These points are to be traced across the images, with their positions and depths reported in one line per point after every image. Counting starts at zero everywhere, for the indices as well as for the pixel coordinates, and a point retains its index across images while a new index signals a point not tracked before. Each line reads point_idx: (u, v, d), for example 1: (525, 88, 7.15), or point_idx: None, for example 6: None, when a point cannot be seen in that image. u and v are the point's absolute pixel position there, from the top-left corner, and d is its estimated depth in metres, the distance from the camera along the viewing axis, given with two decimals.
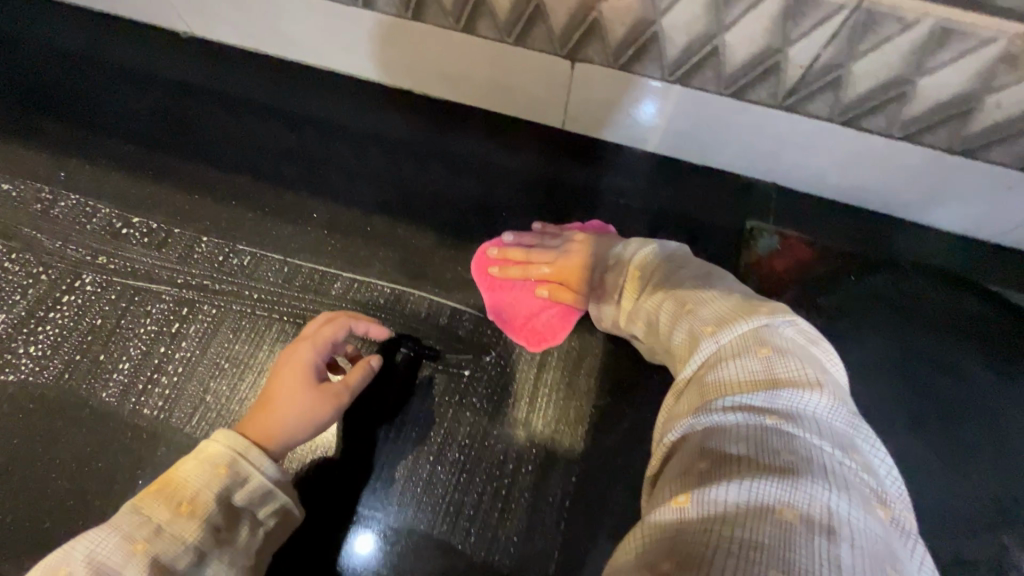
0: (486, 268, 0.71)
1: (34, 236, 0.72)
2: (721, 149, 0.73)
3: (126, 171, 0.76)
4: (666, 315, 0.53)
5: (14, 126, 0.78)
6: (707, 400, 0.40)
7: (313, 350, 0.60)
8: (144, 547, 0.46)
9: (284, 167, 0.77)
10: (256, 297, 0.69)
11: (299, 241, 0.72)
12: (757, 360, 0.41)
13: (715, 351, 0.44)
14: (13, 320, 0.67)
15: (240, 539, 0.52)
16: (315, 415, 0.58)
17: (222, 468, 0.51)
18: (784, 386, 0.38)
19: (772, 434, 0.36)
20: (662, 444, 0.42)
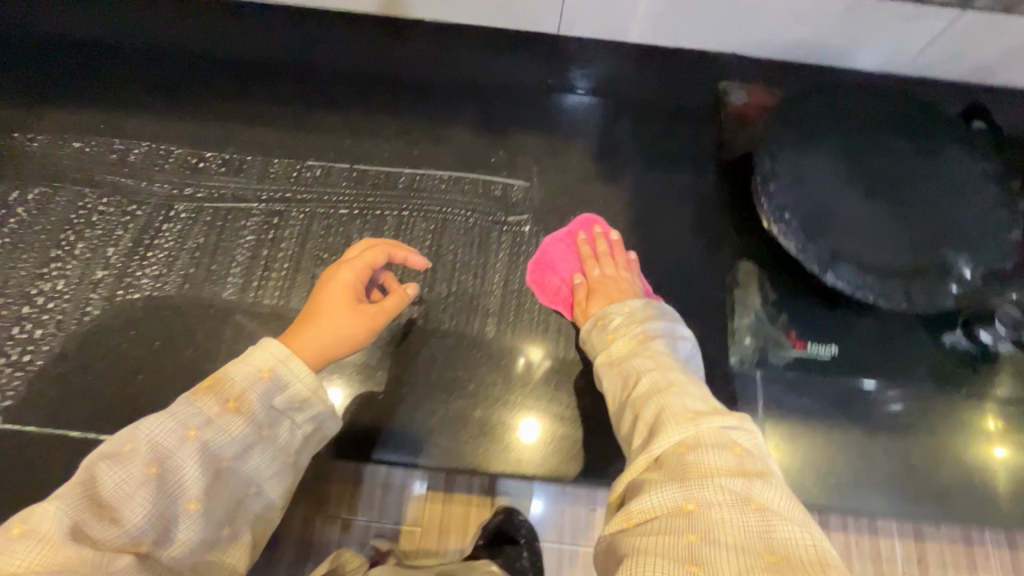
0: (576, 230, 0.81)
1: (119, 181, 0.80)
2: (694, 27, 0.81)
3: (183, 114, 0.84)
4: (647, 381, 0.57)
5: (63, 91, 0.84)
6: (692, 479, 0.46)
7: (354, 273, 0.68)
8: (196, 433, 0.52)
9: (324, 92, 0.87)
10: (335, 199, 0.80)
11: (359, 150, 0.84)
12: (732, 454, 0.48)
13: (695, 431, 0.50)
14: (123, 250, 0.76)
15: (280, 438, 0.58)
16: (348, 330, 0.65)
17: (265, 373, 0.57)
18: (753, 481, 0.46)
19: (753, 528, 0.42)
20: (638, 503, 0.47)
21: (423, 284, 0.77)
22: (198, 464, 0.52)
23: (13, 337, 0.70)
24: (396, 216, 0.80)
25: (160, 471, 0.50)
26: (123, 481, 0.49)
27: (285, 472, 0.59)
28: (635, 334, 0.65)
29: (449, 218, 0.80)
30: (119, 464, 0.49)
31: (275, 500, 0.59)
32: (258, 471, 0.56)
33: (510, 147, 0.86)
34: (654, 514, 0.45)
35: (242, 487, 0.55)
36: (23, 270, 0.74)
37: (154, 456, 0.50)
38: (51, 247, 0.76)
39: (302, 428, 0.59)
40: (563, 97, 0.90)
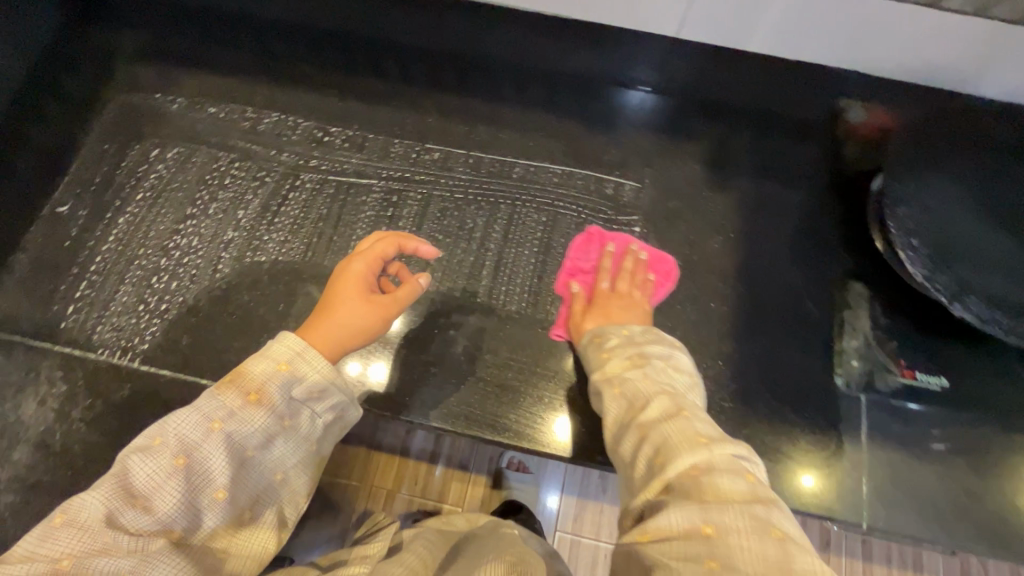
0: (645, 251, 0.80)
1: (250, 146, 0.84)
2: (810, 39, 0.78)
3: (313, 88, 0.87)
4: (659, 408, 0.53)
5: (202, 58, 0.88)
6: (709, 500, 0.42)
7: (365, 265, 0.66)
8: (220, 425, 0.48)
9: (445, 77, 0.88)
10: (451, 183, 0.83)
11: (477, 137, 0.86)
12: (747, 481, 0.44)
13: (709, 455, 0.46)
14: (252, 213, 0.80)
15: (303, 428, 0.53)
16: (361, 322, 0.62)
17: (283, 365, 0.51)
18: (771, 508, 0.42)
19: (774, 558, 0.38)
20: (657, 526, 0.42)
21: (532, 274, 0.79)
22: (223, 457, 0.48)
23: (152, 287, 0.75)
24: (510, 205, 0.82)
25: (187, 463, 0.47)
26: (151, 473, 0.46)
27: (312, 459, 0.55)
28: (633, 356, 0.63)
29: (560, 212, 0.82)
30: (148, 456, 0.46)
31: (302, 489, 0.55)
32: (283, 461, 0.52)
33: (624, 146, 0.87)
34: (668, 536, 0.41)
35: (267, 476, 0.52)
36: (161, 224, 0.79)
37: (180, 449, 0.47)
38: (186, 205, 0.80)
39: (323, 417, 0.54)
40: (646, 90, 0.89)
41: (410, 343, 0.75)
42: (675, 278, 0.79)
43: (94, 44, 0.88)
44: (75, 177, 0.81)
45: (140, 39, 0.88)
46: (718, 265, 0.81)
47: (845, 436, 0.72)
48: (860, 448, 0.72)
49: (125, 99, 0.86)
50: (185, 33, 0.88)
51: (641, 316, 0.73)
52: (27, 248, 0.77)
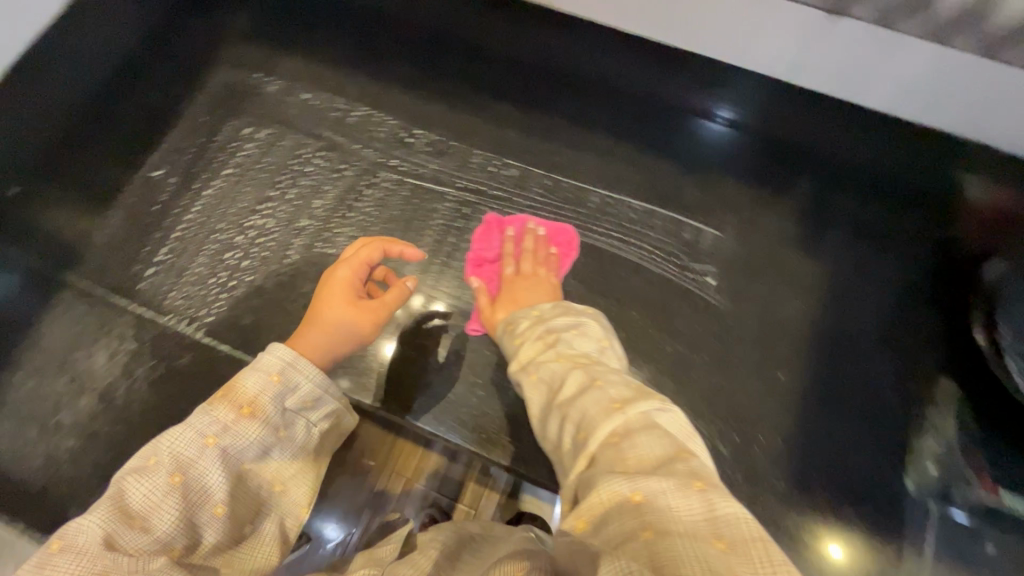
0: (541, 226, 0.78)
1: (335, 137, 0.85)
2: (938, 105, 0.72)
3: (404, 87, 0.88)
4: (573, 382, 0.53)
5: (306, 45, 0.90)
6: (635, 470, 0.40)
7: (351, 271, 0.64)
8: (215, 440, 0.48)
9: (536, 94, 0.87)
10: (524, 203, 0.81)
11: (559, 159, 0.84)
12: (668, 441, 0.43)
13: (625, 421, 0.45)
14: (328, 204, 0.81)
15: (297, 436, 0.54)
16: (350, 329, 0.62)
17: (275, 376, 0.52)
18: (690, 461, 0.41)
19: (700, 512, 0.37)
20: (588, 506, 0.39)
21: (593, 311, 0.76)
22: (220, 470, 0.48)
23: (225, 262, 0.78)
24: (580, 234, 0.80)
25: (185, 479, 0.46)
26: (146, 493, 0.45)
27: (309, 468, 0.56)
28: (543, 335, 0.62)
29: (631, 249, 0.79)
30: (144, 476, 0.45)
31: (300, 500, 0.54)
32: (280, 470, 0.53)
33: (709, 190, 0.83)
34: (603, 516, 0.37)
35: (266, 488, 0.52)
36: (242, 202, 0.81)
37: (177, 467, 0.46)
38: (267, 186, 0.82)
39: (318, 426, 0.56)
40: (724, 118, 0.84)
41: (459, 359, 0.76)
42: (576, 248, 0.78)
43: (208, 17, 0.91)
44: (172, 145, 0.85)
45: (251, 20, 0.92)
46: (792, 333, 0.76)
47: (906, 545, 0.66)
48: (921, 561, 0.66)
49: (228, 75, 0.90)
50: (294, 19, 0.92)
51: (549, 292, 0.72)
52: (120, 208, 0.81)
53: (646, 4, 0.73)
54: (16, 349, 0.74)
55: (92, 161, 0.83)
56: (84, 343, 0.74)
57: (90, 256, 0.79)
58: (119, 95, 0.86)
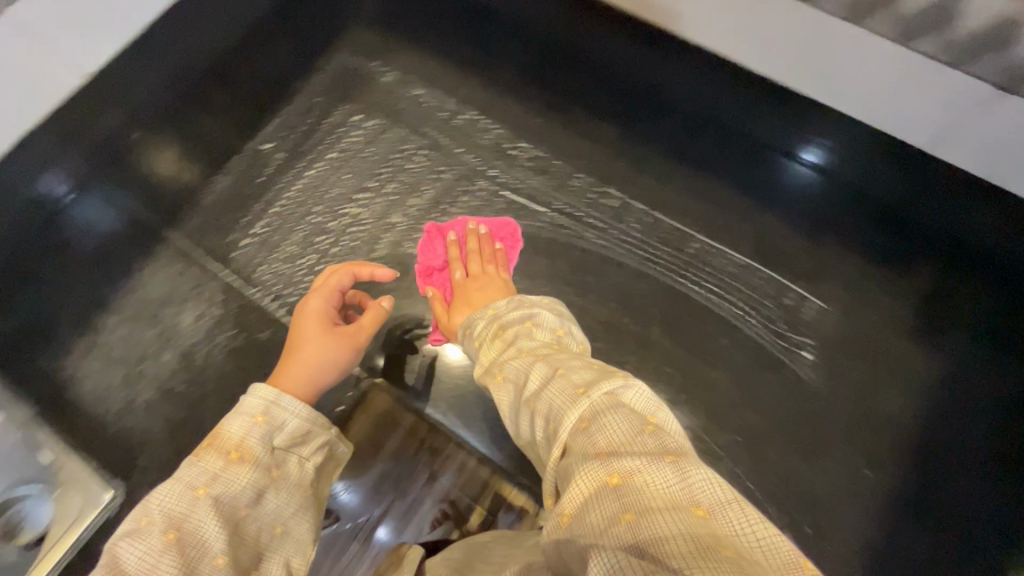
0: (483, 224, 0.77)
1: (439, 138, 0.84)
2: None
3: (516, 97, 0.87)
4: (538, 375, 0.48)
5: (428, 43, 0.91)
6: (609, 452, 0.39)
7: (323, 300, 0.65)
8: (205, 490, 0.47)
9: (650, 126, 0.83)
10: (620, 237, 0.78)
11: (663, 196, 0.80)
12: (639, 420, 0.41)
13: (598, 402, 0.43)
14: (423, 204, 0.81)
15: (292, 474, 0.52)
16: (331, 356, 0.62)
17: (258, 416, 0.52)
18: (663, 435, 0.40)
19: (677, 485, 0.36)
20: (569, 500, 0.38)
21: (677, 366, 0.72)
22: (213, 520, 0.46)
23: (316, 245, 0.79)
24: (673, 279, 0.75)
25: (179, 535, 0.44)
26: (142, 554, 0.43)
27: (312, 506, 0.53)
28: (496, 329, 0.58)
29: (726, 306, 0.74)
30: (136, 540, 0.44)
31: (306, 535, 0.52)
32: (281, 511, 0.50)
33: (819, 257, 0.77)
34: (583, 503, 0.37)
35: (269, 533, 0.49)
36: (340, 187, 0.82)
37: (168, 523, 0.45)
38: (366, 176, 0.83)
39: (312, 460, 0.54)
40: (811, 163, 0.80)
41: None
42: (520, 237, 0.77)
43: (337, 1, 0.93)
44: (284, 120, 0.87)
45: (378, 8, 0.93)
46: (888, 429, 0.70)
47: None
48: None
49: (346, 60, 0.91)
50: (419, 15, 0.92)
51: (505, 287, 0.69)
52: (226, 175, 0.84)
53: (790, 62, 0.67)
54: (115, 296, 0.78)
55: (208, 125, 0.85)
56: (174, 302, 0.77)
57: (192, 218, 0.82)
58: (242, 64, 0.88)
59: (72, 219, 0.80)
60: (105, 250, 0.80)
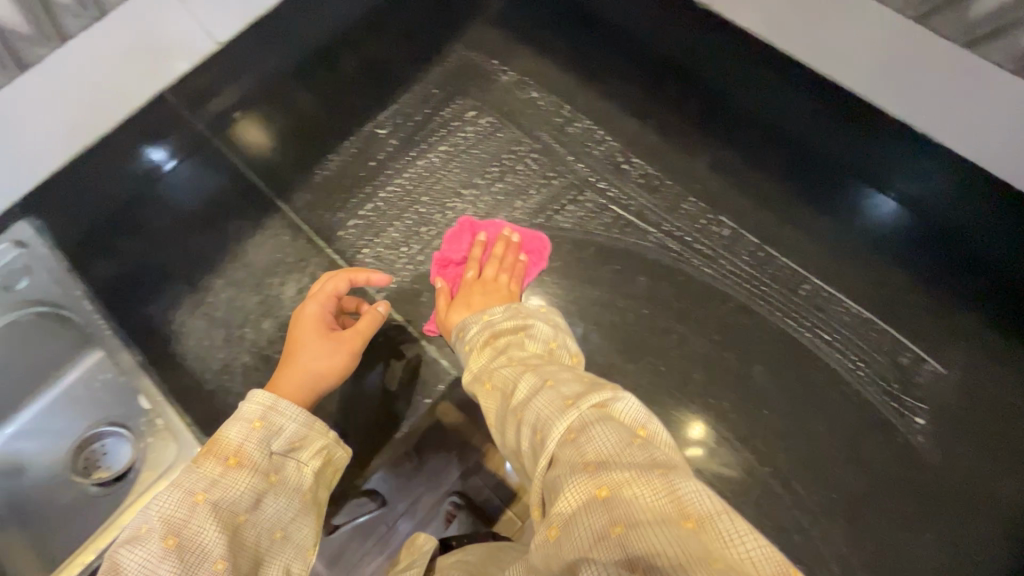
0: (516, 232, 0.76)
1: (552, 143, 0.84)
2: None
3: (635, 111, 0.85)
4: (525, 387, 0.49)
5: (550, 45, 0.91)
6: (597, 463, 0.39)
7: (320, 305, 0.67)
8: (204, 496, 0.48)
9: (769, 157, 0.81)
10: (729, 269, 0.75)
11: (779, 233, 0.77)
12: (627, 434, 0.42)
13: (586, 415, 0.43)
14: (528, 208, 0.80)
15: (292, 478, 0.54)
16: (327, 360, 0.64)
17: (257, 422, 0.54)
18: (652, 449, 0.41)
19: (667, 497, 0.37)
20: (555, 514, 0.38)
21: (771, 411, 0.70)
22: (213, 525, 0.47)
23: (420, 235, 0.81)
24: (780, 320, 0.72)
25: (177, 541, 0.46)
26: (141, 562, 0.44)
27: (311, 509, 0.55)
28: (489, 337, 0.59)
29: (834, 356, 0.71)
30: (135, 547, 0.45)
31: (305, 542, 0.53)
32: (281, 516, 0.52)
33: (939, 317, 0.72)
34: (571, 516, 0.38)
35: (268, 537, 0.50)
36: (447, 181, 0.83)
37: (169, 529, 0.46)
38: (474, 173, 0.83)
39: (309, 465, 0.56)
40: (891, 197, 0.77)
41: None
42: (547, 256, 0.77)
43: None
44: (400, 108, 0.88)
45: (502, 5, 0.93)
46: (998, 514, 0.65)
47: None
48: None
49: (466, 54, 0.91)
50: (546, 17, 0.92)
51: (509, 296, 0.70)
52: (339, 155, 0.86)
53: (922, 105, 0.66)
54: (223, 259, 0.82)
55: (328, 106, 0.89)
56: (277, 272, 0.80)
57: (302, 193, 0.85)
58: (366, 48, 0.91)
59: (204, 184, 0.86)
60: (221, 215, 0.84)
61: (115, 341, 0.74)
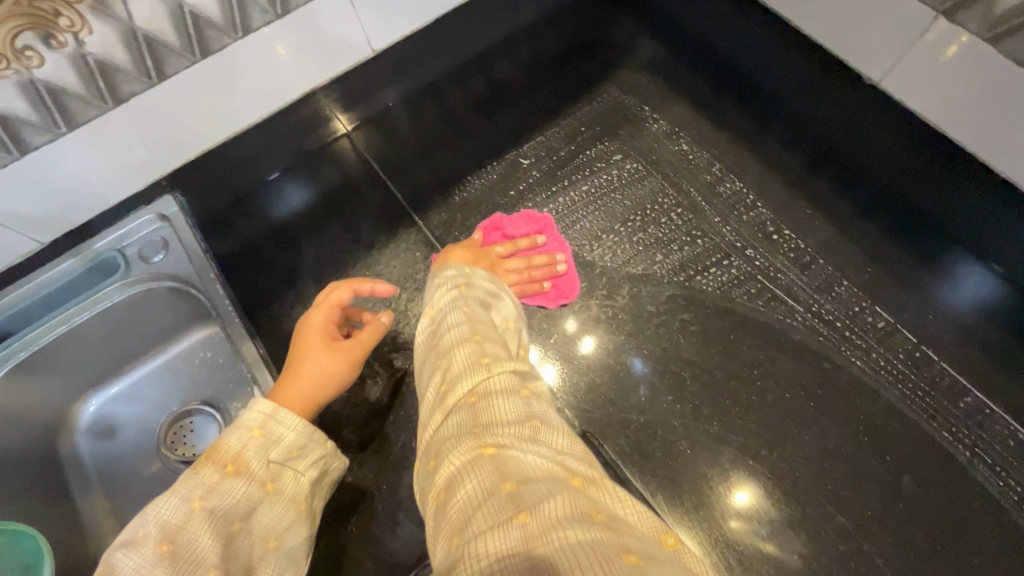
0: (563, 264, 0.84)
1: (699, 202, 0.89)
2: None
3: (782, 181, 0.89)
4: (457, 331, 0.61)
5: (703, 102, 0.95)
6: (489, 430, 0.48)
7: (324, 315, 0.75)
8: (200, 503, 0.56)
9: (925, 250, 0.82)
10: (881, 363, 0.77)
11: (938, 333, 0.78)
12: (521, 401, 0.52)
13: (489, 381, 0.54)
14: (671, 265, 0.85)
15: (287, 488, 0.61)
16: (328, 369, 0.71)
17: (255, 430, 0.62)
18: (539, 419, 0.50)
19: (551, 462, 0.45)
20: (448, 472, 0.46)
21: (892, 513, 0.71)
22: (207, 531, 0.54)
23: None
24: (911, 414, 0.75)
25: (171, 546, 0.52)
26: (136, 566, 0.51)
27: (304, 519, 0.61)
28: (461, 283, 0.71)
29: (988, 476, 0.72)
30: (131, 551, 0.52)
31: (299, 550, 0.60)
32: (273, 526, 0.58)
33: None
34: (461, 472, 0.45)
35: (259, 545, 0.57)
36: (587, 223, 0.88)
37: (165, 535, 0.53)
38: (618, 220, 0.88)
39: (306, 475, 0.63)
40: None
41: (747, 482, 0.73)
42: (557, 304, 0.82)
43: (615, 43, 0.99)
44: (545, 141, 0.94)
45: (656, 56, 0.99)
46: None
47: None
48: None
49: (617, 96, 0.96)
50: (703, 75, 0.97)
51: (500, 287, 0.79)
52: (480, 177, 0.93)
53: (996, 132, 0.74)
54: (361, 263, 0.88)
55: (479, 131, 0.95)
56: (416, 289, 0.88)
57: (437, 212, 0.92)
58: (523, 81, 0.97)
59: (363, 190, 0.93)
60: (370, 221, 0.91)
61: (229, 311, 0.79)
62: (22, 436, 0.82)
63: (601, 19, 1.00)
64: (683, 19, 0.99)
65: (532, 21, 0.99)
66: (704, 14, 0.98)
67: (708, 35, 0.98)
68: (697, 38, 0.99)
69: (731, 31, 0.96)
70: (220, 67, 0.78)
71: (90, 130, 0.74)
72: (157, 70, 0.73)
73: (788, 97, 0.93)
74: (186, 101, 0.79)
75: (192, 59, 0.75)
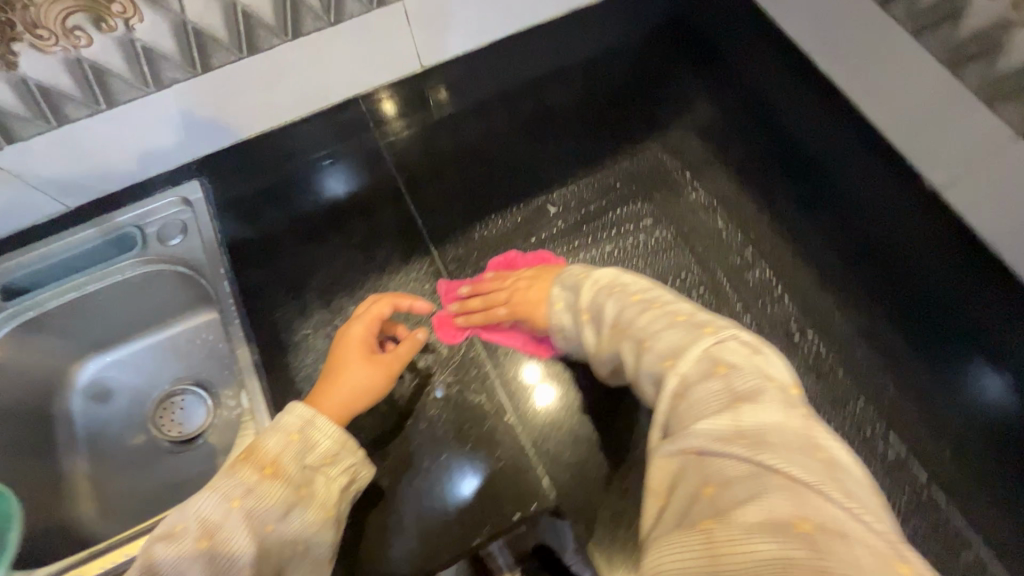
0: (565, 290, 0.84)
1: (722, 286, 0.84)
2: None
3: (817, 277, 0.84)
4: (626, 355, 0.62)
5: (748, 175, 0.91)
6: (683, 429, 0.49)
7: (364, 327, 0.76)
8: (239, 503, 0.59)
9: (949, 365, 0.77)
10: (885, 498, 0.72)
11: (952, 475, 0.73)
12: (718, 380, 0.51)
13: (681, 380, 0.53)
14: None
15: (319, 493, 0.63)
16: (365, 380, 0.72)
17: (293, 435, 0.65)
18: (743, 403, 0.48)
19: (760, 466, 0.44)
20: (657, 477, 0.49)
21: None
22: (242, 532, 0.57)
23: None
24: None
25: (209, 544, 0.56)
26: (177, 559, 0.55)
27: (332, 525, 0.63)
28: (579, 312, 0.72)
29: None
30: (172, 545, 0.56)
31: (324, 555, 0.62)
32: (303, 530, 0.61)
33: None
34: (670, 480, 0.48)
35: (291, 548, 0.60)
36: None
37: (203, 532, 0.57)
38: None
39: (337, 481, 0.65)
40: None
41: None
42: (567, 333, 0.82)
43: (664, 98, 0.95)
44: (576, 191, 0.91)
45: (707, 118, 0.94)
46: None
47: None
48: None
49: (658, 156, 0.93)
50: (753, 144, 0.92)
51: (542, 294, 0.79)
52: (503, 218, 0.90)
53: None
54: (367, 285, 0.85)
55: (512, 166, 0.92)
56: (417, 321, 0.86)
57: (454, 247, 0.89)
58: (564, 122, 0.94)
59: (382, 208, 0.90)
60: (384, 239, 0.88)
61: (231, 310, 0.78)
62: (16, 395, 0.84)
63: (656, 71, 0.97)
64: (740, 86, 0.95)
65: (584, 62, 0.97)
66: (763, 86, 0.95)
67: (764, 105, 0.94)
68: (753, 106, 0.94)
69: (791, 104, 0.93)
70: (267, 67, 0.79)
71: (126, 109, 0.75)
72: (202, 63, 0.74)
73: (840, 188, 0.87)
74: (236, 94, 0.81)
75: (239, 55, 0.75)
